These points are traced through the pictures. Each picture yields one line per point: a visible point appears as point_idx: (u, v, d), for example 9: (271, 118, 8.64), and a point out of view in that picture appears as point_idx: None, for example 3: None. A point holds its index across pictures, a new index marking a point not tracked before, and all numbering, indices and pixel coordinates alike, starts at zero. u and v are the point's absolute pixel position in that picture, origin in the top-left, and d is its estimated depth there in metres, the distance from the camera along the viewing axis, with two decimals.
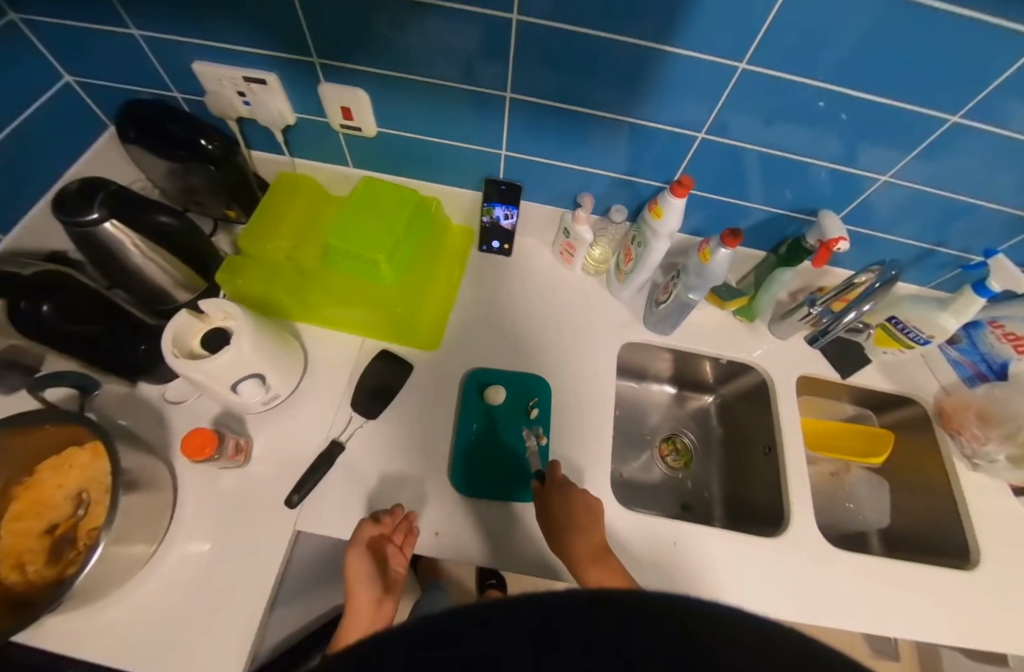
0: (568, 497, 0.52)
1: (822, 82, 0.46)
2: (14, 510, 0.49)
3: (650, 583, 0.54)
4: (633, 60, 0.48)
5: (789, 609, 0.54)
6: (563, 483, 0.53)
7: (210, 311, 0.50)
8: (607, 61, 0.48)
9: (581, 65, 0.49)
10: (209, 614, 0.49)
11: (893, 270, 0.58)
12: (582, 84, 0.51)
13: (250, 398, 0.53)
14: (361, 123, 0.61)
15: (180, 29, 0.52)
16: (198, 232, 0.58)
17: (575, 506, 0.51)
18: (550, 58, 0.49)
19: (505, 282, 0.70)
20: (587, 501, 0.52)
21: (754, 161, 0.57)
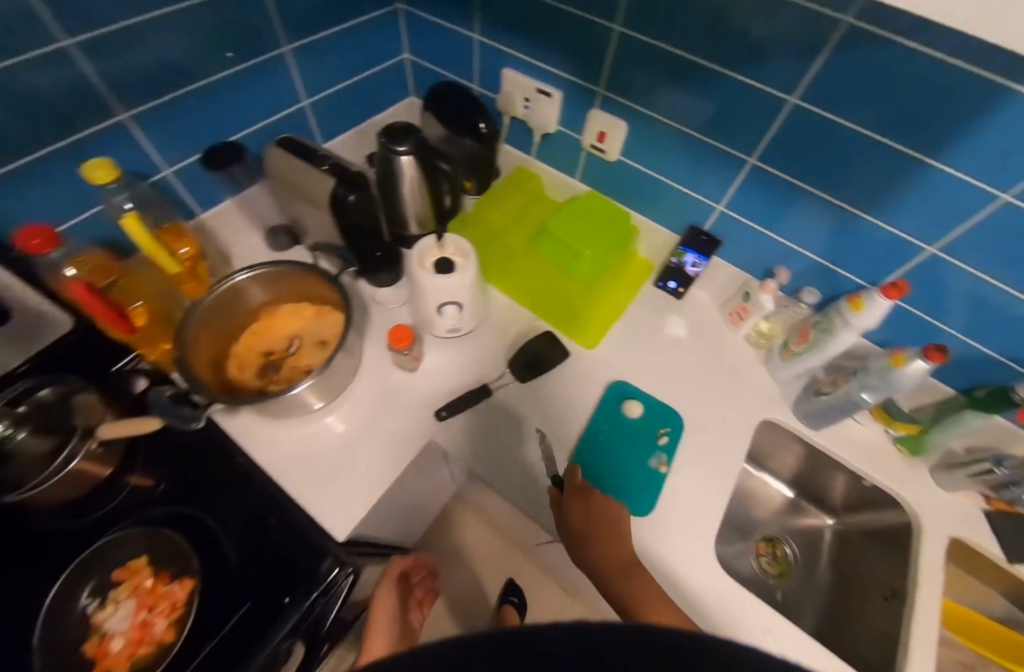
0: (595, 502, 0.54)
1: None
2: (253, 327, 0.65)
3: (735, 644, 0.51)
4: (880, 157, 0.49)
5: None
6: (587, 488, 0.55)
7: (448, 244, 0.61)
8: (854, 153, 0.50)
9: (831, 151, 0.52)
10: (344, 472, 0.58)
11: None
12: (828, 173, 0.54)
13: (445, 321, 0.63)
14: (608, 147, 0.70)
15: (513, 43, 0.68)
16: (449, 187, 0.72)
17: (603, 511, 0.54)
18: (802, 141, 0.54)
19: (668, 320, 0.74)
20: (618, 517, 0.54)
21: (977, 297, 0.54)
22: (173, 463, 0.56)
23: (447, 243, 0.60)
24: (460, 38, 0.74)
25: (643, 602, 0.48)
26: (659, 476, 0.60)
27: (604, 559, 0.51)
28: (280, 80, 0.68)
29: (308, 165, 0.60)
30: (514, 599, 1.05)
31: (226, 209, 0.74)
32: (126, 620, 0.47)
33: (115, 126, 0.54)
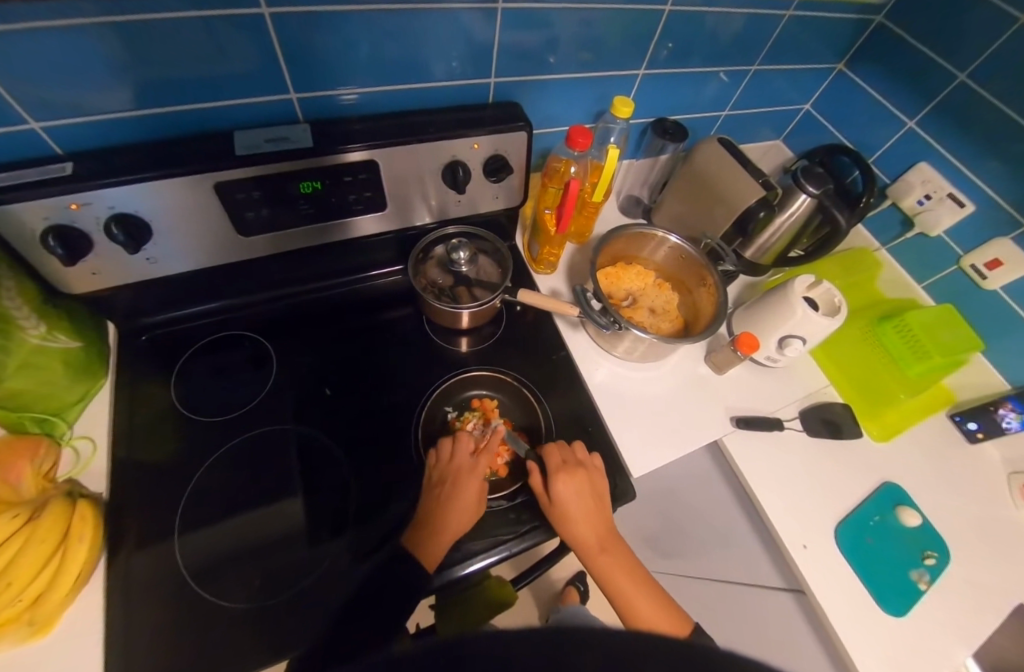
0: (576, 489, 0.53)
1: None
2: (608, 267, 0.73)
3: None
4: None
5: None
6: (571, 467, 0.55)
7: (823, 291, 0.66)
8: None
9: None
10: (642, 419, 0.65)
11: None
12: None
13: (774, 349, 0.68)
14: (992, 276, 0.70)
15: (947, 143, 0.71)
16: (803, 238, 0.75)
17: (585, 499, 0.53)
18: None
19: (958, 457, 0.71)
20: (591, 485, 0.55)
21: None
22: (524, 347, 0.69)
23: (823, 287, 0.66)
24: (890, 116, 0.78)
25: (617, 590, 0.54)
26: (916, 591, 0.59)
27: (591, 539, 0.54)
28: (723, 86, 0.78)
29: (743, 171, 0.68)
30: (581, 586, 1.05)
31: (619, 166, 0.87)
32: (482, 440, 0.59)
33: (635, 76, 0.70)
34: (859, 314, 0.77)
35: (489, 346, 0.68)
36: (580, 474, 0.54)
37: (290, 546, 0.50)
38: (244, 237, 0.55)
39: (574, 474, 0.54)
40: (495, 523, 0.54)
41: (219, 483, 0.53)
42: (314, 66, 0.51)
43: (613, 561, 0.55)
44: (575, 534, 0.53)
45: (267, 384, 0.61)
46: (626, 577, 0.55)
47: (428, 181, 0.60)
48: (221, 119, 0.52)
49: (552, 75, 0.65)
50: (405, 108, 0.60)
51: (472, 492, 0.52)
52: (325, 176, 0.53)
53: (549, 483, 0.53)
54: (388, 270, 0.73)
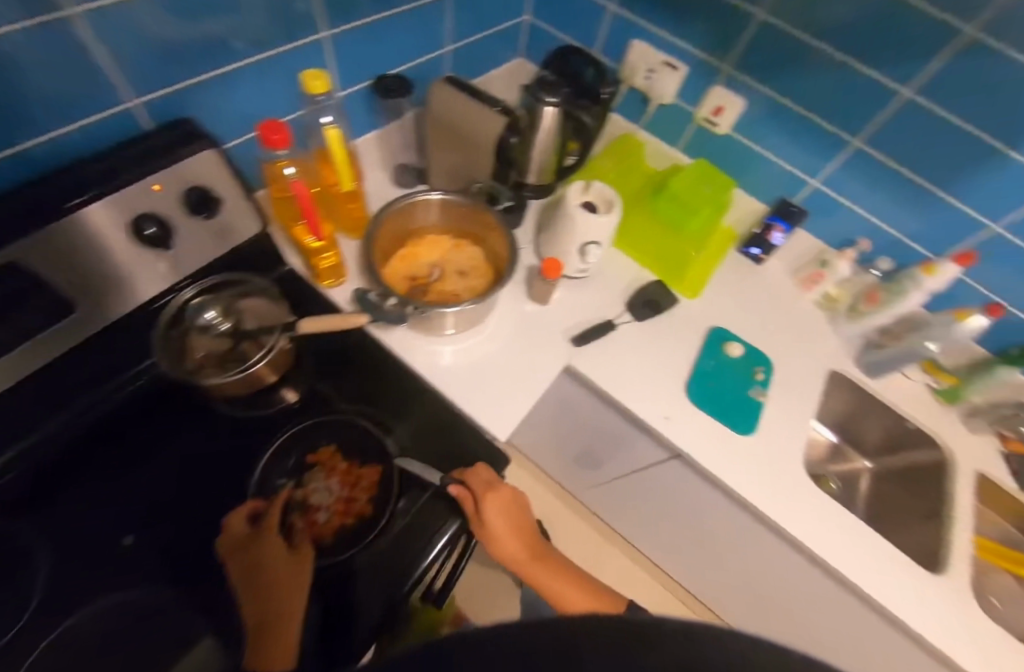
0: (501, 511, 0.53)
1: None
2: (400, 252, 0.69)
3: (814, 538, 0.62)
4: (969, 144, 0.63)
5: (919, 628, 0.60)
6: (490, 489, 0.53)
7: (593, 189, 0.68)
8: (943, 139, 0.64)
9: (928, 134, 0.65)
10: (494, 383, 0.64)
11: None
12: (931, 157, 0.66)
13: (578, 260, 0.69)
14: (721, 121, 0.78)
15: (647, 17, 0.75)
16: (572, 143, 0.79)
17: (508, 522, 0.54)
18: (905, 129, 0.66)
19: (752, 281, 0.84)
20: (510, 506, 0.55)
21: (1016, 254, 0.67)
22: (348, 371, 0.63)
23: (592, 188, 0.68)
24: (594, 4, 0.80)
25: (555, 594, 0.58)
26: (758, 405, 0.70)
27: (514, 552, 0.57)
28: (435, 20, 0.72)
29: (479, 105, 0.65)
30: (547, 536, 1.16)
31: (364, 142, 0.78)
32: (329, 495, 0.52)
33: (317, 41, 0.60)
34: (632, 194, 0.83)
35: (307, 391, 0.60)
36: (503, 492, 0.54)
37: None
38: None
39: (500, 498, 0.53)
40: (381, 573, 0.49)
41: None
42: None
43: (543, 566, 0.58)
44: (504, 553, 0.56)
45: None
46: (559, 578, 0.58)
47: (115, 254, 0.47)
48: None
49: (230, 69, 0.54)
50: (38, 177, 0.45)
51: (273, 549, 0.46)
52: None
53: (477, 516, 0.51)
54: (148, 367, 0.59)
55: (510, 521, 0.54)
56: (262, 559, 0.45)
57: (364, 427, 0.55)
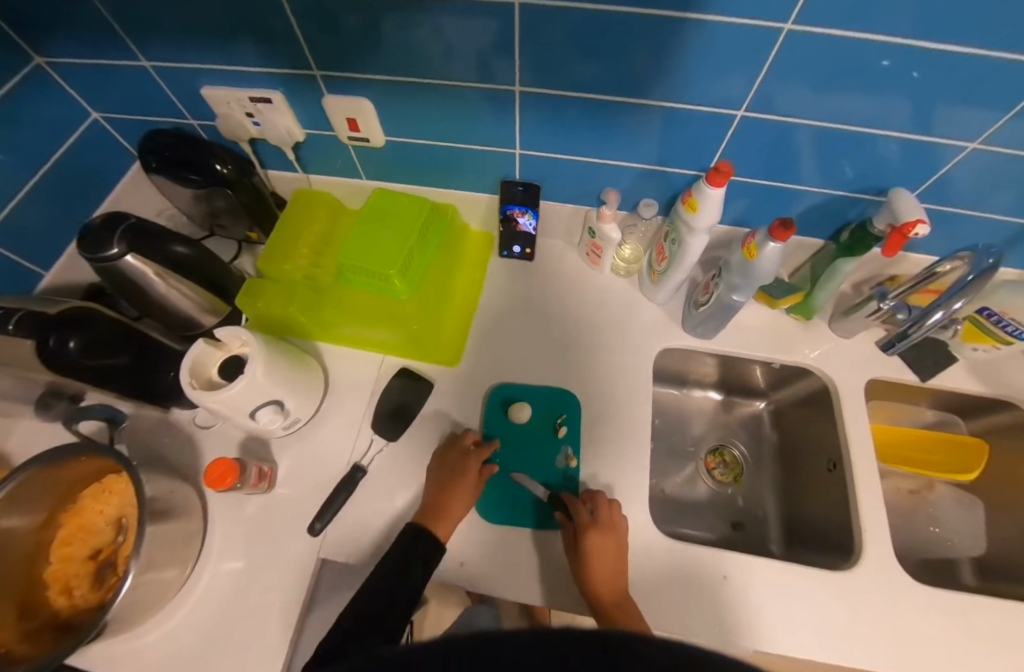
0: (601, 543, 0.46)
1: (832, 29, 0.37)
2: (60, 535, 0.52)
3: (689, 619, 0.48)
4: (637, 32, 0.41)
5: (853, 656, 0.47)
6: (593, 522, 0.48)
7: (228, 339, 0.49)
8: (597, 35, 0.41)
9: (576, 39, 0.42)
10: (237, 639, 0.49)
11: (991, 256, 0.46)
12: (612, 69, 0.45)
13: (269, 424, 0.52)
14: (369, 132, 0.58)
15: (187, 56, 0.52)
16: (215, 259, 0.59)
17: (610, 558, 0.46)
18: (548, 51, 0.44)
19: (527, 292, 0.65)
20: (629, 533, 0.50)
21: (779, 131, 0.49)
22: None
23: (224, 338, 0.49)
24: (127, 67, 0.56)
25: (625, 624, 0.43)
26: (575, 471, 0.54)
27: (597, 568, 0.46)
28: None
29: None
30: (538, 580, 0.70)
31: None
32: None
33: None
34: (323, 272, 0.61)
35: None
36: (609, 537, 0.47)
37: None
38: None
39: (608, 531, 0.47)
40: None
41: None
42: None
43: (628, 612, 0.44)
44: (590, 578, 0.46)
45: None
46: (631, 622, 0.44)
47: None
48: None
49: None
50: None
51: None
52: None
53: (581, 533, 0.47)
54: None
55: (597, 523, 0.48)
56: None
57: None
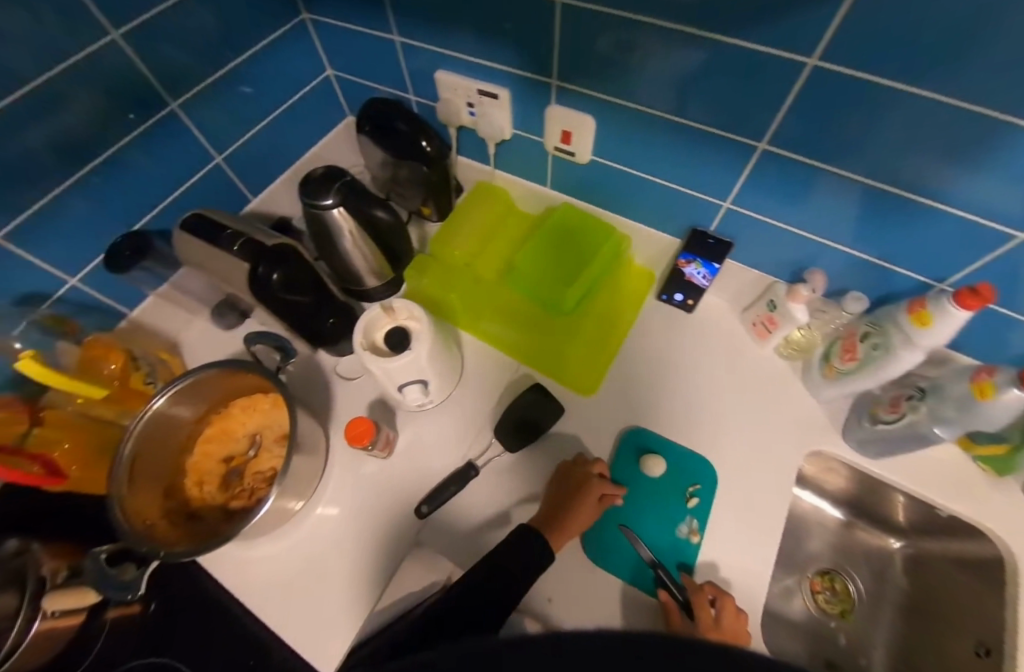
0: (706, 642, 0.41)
1: None
2: (207, 432, 0.57)
3: None
4: (894, 111, 0.34)
5: None
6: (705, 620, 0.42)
7: (398, 308, 0.51)
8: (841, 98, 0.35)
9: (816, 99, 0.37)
10: (327, 587, 0.51)
11: None
12: (813, 129, 0.39)
13: (410, 400, 0.54)
14: (576, 148, 0.57)
15: (439, 41, 0.55)
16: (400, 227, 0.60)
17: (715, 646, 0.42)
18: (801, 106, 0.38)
19: (677, 345, 0.62)
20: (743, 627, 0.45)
21: None
22: (167, 599, 0.53)
23: (397, 308, 0.51)
24: (380, 39, 0.60)
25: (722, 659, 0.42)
26: (692, 548, 0.50)
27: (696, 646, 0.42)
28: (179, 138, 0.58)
29: (216, 248, 0.51)
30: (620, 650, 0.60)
31: (154, 299, 0.65)
32: None
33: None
34: (486, 268, 0.65)
35: (142, 608, 0.54)
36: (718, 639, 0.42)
37: None
38: None
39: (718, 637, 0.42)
40: None
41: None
42: None
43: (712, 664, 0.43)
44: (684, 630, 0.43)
45: None
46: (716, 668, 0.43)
47: None
48: None
49: None
50: None
51: None
52: None
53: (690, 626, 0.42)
54: None
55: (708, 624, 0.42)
56: None
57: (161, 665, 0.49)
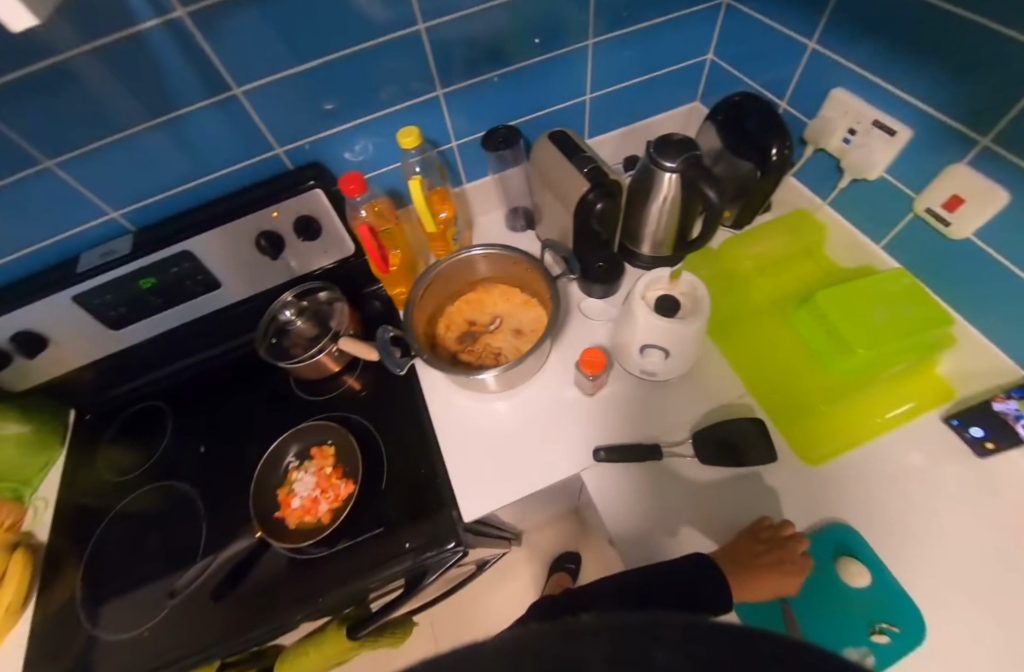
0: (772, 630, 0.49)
1: None
2: (469, 295, 0.71)
3: None
4: None
5: None
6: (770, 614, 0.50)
7: (685, 282, 0.54)
8: None
9: None
10: (496, 457, 0.60)
11: None
12: None
13: (644, 363, 0.58)
14: (956, 220, 0.49)
15: (861, 58, 0.52)
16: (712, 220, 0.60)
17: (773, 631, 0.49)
18: None
19: (943, 479, 0.52)
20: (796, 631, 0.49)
21: None
22: (380, 390, 0.67)
23: (681, 282, 0.54)
24: (788, 42, 0.60)
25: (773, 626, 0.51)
26: None
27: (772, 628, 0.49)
28: (572, 68, 0.69)
29: (571, 167, 0.59)
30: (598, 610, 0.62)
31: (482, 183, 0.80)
32: (306, 489, 0.59)
33: (433, 100, 0.64)
34: (762, 294, 0.65)
35: (361, 385, 0.68)
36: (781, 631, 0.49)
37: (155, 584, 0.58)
38: (118, 331, 0.65)
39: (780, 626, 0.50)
40: (349, 564, 0.54)
41: (107, 543, 0.62)
42: (114, 187, 0.56)
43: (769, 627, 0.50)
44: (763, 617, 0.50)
45: (160, 445, 0.69)
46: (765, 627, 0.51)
47: (249, 255, 0.64)
48: (65, 249, 0.60)
49: (351, 125, 0.63)
50: (223, 194, 0.63)
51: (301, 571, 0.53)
52: (153, 272, 0.61)
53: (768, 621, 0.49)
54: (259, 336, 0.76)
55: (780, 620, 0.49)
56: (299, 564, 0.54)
57: (359, 428, 0.63)
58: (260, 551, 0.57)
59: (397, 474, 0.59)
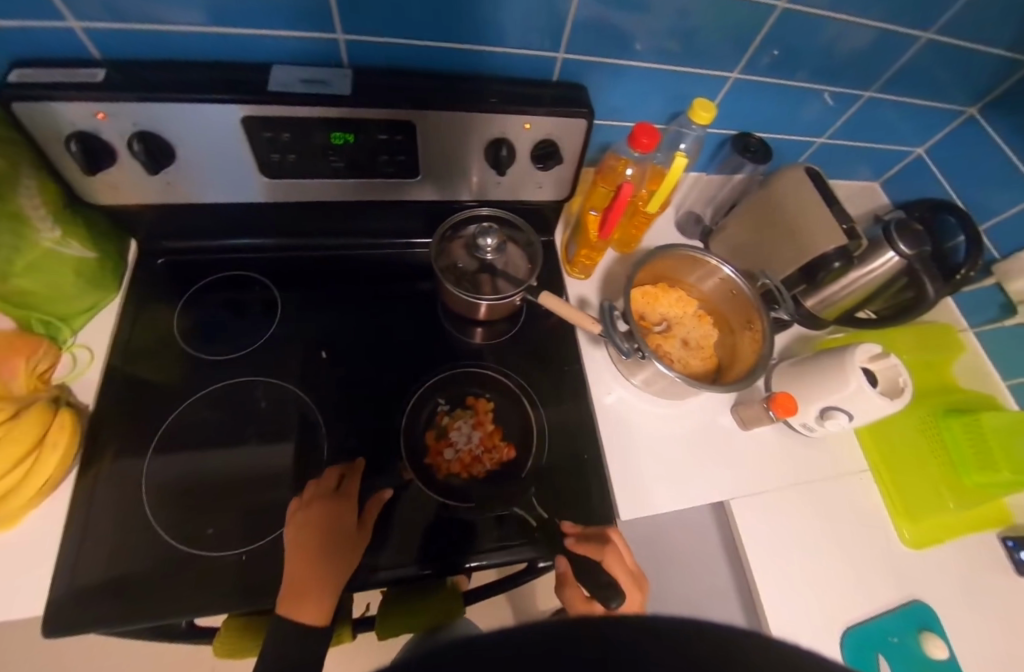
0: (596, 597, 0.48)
1: None
2: (648, 287, 0.67)
3: None
4: None
5: None
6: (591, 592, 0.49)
7: (887, 366, 0.57)
8: None
9: None
10: (649, 458, 0.59)
11: None
12: None
13: (816, 421, 0.59)
14: None
15: None
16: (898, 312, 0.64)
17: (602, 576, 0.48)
18: None
19: (995, 583, 0.62)
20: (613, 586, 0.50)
21: None
22: (535, 356, 0.62)
23: (882, 363, 0.57)
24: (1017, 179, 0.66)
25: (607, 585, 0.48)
26: None
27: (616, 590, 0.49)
28: (824, 107, 0.68)
29: (826, 210, 0.60)
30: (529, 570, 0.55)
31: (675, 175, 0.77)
32: (467, 440, 0.55)
33: (709, 76, 0.60)
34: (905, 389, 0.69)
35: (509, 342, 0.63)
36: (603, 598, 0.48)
37: (259, 490, 0.50)
38: (266, 180, 0.52)
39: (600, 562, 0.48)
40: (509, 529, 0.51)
41: (192, 429, 0.52)
42: (367, 7, 0.43)
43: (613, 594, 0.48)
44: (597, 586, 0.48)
45: (271, 329, 0.59)
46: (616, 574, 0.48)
47: (469, 156, 0.54)
48: (260, 52, 0.46)
49: (629, 64, 0.56)
50: (462, 72, 0.53)
51: (323, 520, 0.46)
52: (358, 128, 0.48)
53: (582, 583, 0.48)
54: (403, 242, 0.67)
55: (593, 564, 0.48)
56: (320, 518, 0.46)
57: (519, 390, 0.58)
58: (404, 493, 0.51)
59: (559, 450, 0.56)
